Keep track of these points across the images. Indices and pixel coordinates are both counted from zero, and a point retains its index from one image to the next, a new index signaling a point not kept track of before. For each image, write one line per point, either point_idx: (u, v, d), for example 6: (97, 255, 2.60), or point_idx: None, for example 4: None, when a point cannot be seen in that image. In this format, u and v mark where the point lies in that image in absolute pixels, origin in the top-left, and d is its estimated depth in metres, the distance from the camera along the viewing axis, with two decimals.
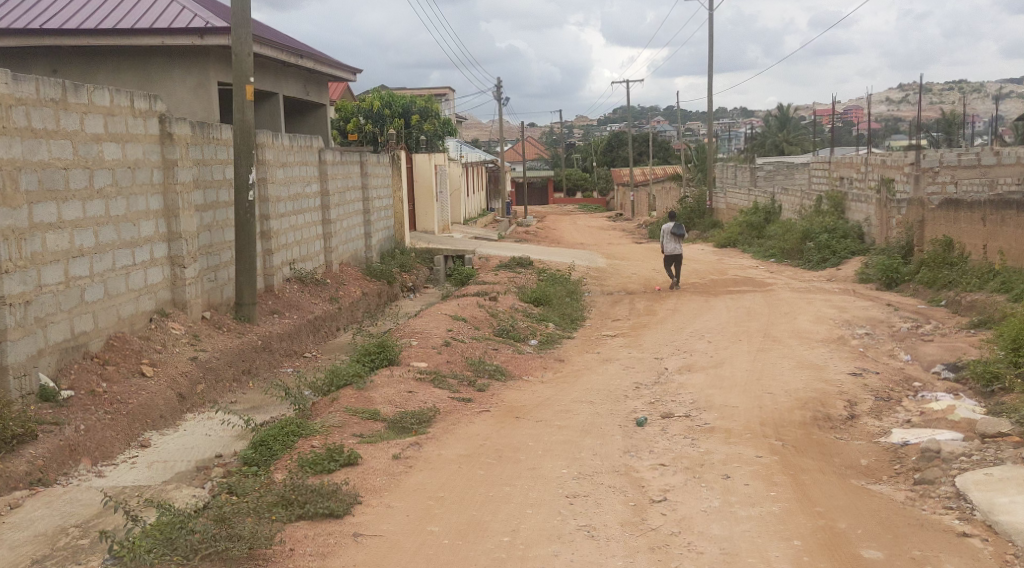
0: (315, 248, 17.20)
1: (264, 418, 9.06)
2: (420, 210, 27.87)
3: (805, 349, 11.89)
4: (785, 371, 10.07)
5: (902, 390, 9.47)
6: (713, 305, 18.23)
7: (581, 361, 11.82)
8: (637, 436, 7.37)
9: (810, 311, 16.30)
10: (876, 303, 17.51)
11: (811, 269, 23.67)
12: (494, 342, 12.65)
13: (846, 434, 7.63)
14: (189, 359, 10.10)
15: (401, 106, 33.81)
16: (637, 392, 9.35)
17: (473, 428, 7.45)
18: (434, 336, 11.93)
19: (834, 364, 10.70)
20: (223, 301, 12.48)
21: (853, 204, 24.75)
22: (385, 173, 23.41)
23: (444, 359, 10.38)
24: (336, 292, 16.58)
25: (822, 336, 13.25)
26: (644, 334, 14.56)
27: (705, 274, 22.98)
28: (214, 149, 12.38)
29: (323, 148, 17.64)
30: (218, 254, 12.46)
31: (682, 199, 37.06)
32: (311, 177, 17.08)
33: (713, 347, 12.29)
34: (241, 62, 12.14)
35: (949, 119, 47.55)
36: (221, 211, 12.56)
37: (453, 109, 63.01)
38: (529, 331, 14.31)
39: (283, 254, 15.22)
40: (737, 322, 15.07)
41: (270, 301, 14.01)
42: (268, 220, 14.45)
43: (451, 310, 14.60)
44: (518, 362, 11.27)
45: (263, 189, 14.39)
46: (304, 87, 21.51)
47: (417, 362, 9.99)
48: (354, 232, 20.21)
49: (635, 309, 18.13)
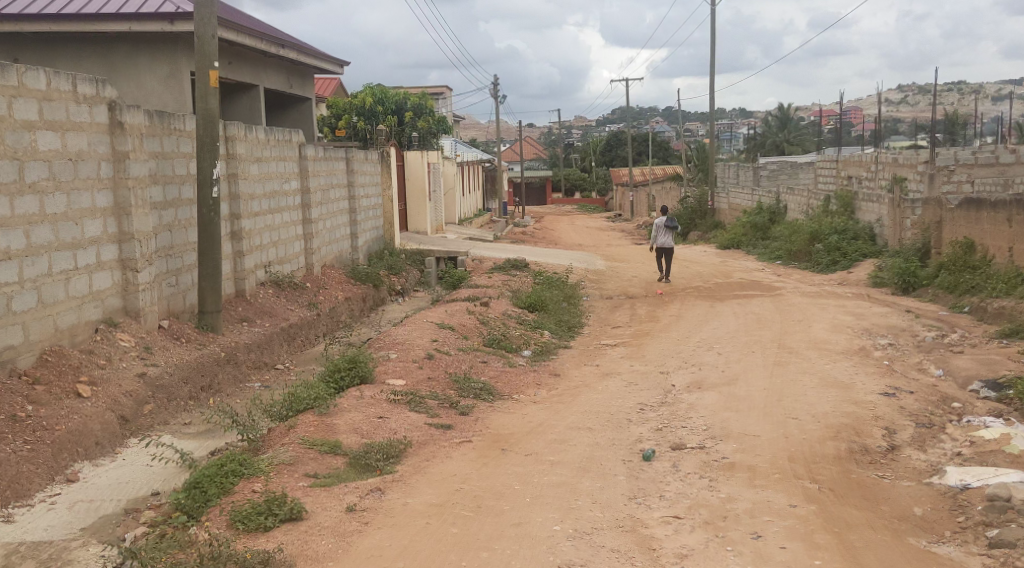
0: (294, 251, 16.07)
1: (207, 450, 7.91)
2: (411, 209, 26.70)
3: (825, 362, 10.77)
4: (808, 391, 8.94)
5: (944, 413, 8.35)
6: (720, 311, 17.08)
7: (579, 376, 10.67)
8: (645, 477, 6.27)
9: (825, 319, 15.15)
10: (893, 310, 16.38)
11: (820, 271, 22.54)
12: (483, 353, 11.54)
13: (890, 471, 6.53)
14: (138, 375, 8.97)
15: (394, 103, 32.79)
16: (642, 416, 8.23)
17: (450, 466, 6.34)
18: (415, 347, 10.81)
19: (862, 381, 9.58)
20: (184, 308, 11.33)
21: (865, 204, 23.61)
22: (373, 169, 22.25)
23: (425, 377, 9.26)
24: (315, 297, 15.44)
25: (842, 347, 12.11)
26: (647, 344, 13.41)
27: (710, 277, 21.84)
28: (175, 141, 11.27)
29: (303, 142, 16.50)
30: (180, 257, 11.33)
31: (683, 199, 35.92)
32: (290, 174, 15.95)
33: (724, 360, 11.15)
34: (205, 44, 11.01)
35: (953, 118, 46.47)
36: (182, 209, 11.43)
37: (449, 109, 61.87)
38: (522, 341, 13.19)
39: (256, 255, 14.08)
40: (746, 330, 13.93)
41: (240, 308, 12.88)
42: (239, 219, 13.32)
43: (437, 317, 13.46)
44: (508, 379, 10.15)
45: (233, 185, 13.25)
46: (286, 79, 20.37)
47: (393, 381, 8.88)
48: (339, 232, 19.07)
49: (637, 315, 17.01)
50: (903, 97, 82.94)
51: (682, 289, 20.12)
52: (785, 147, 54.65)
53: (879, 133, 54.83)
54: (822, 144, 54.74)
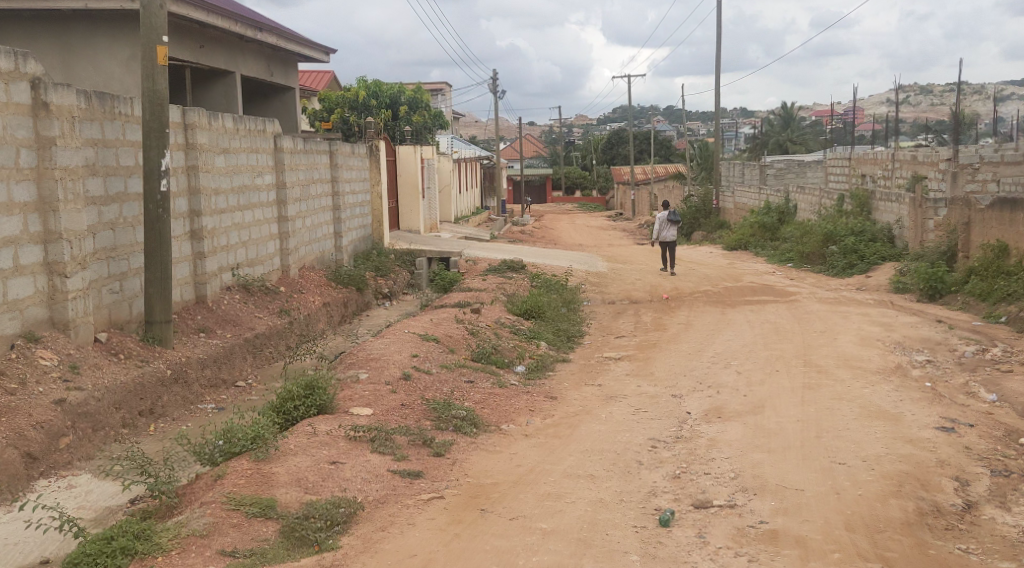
0: (268, 252, 14.66)
1: (118, 506, 6.76)
2: (404, 207, 25.20)
3: (862, 386, 9.34)
4: (852, 425, 7.54)
5: (1018, 453, 6.99)
6: (732, 320, 15.66)
7: (579, 399, 9.27)
8: (663, 557, 5.06)
9: (851, 330, 13.75)
10: (923, 320, 14.96)
11: (835, 275, 21.14)
12: (469, 371, 10.15)
13: (972, 542, 5.25)
14: (56, 401, 7.60)
15: (389, 96, 31.45)
16: (655, 457, 6.83)
17: (409, 544, 5.10)
18: (390, 365, 9.39)
19: (911, 411, 8.17)
20: (130, 318, 9.93)
21: (882, 204, 22.22)
22: (361, 164, 20.88)
23: (399, 405, 7.87)
24: (289, 302, 14.02)
25: (876, 365, 10.69)
26: (655, 358, 12.01)
27: (718, 280, 20.45)
28: (120, 127, 9.89)
29: (278, 133, 15.08)
30: (125, 260, 9.92)
31: (687, 198, 34.48)
32: (263, 167, 14.54)
33: (744, 380, 9.77)
34: (153, 15, 9.58)
35: (962, 119, 45.14)
36: (129, 206, 10.03)
37: (448, 106, 60.45)
38: (516, 355, 11.78)
39: (220, 257, 12.67)
40: (765, 343, 12.55)
41: (198, 317, 11.48)
42: (200, 216, 11.91)
43: (420, 327, 12.06)
44: (496, 404, 8.73)
45: (193, 178, 11.84)
46: (266, 67, 18.96)
47: (359, 410, 7.49)
48: (321, 231, 17.67)
49: (642, 323, 15.61)
50: (909, 93, 81.67)
51: (689, 293, 18.74)
52: (788, 146, 53.35)
53: (885, 131, 53.55)
54: (826, 143, 53.48)
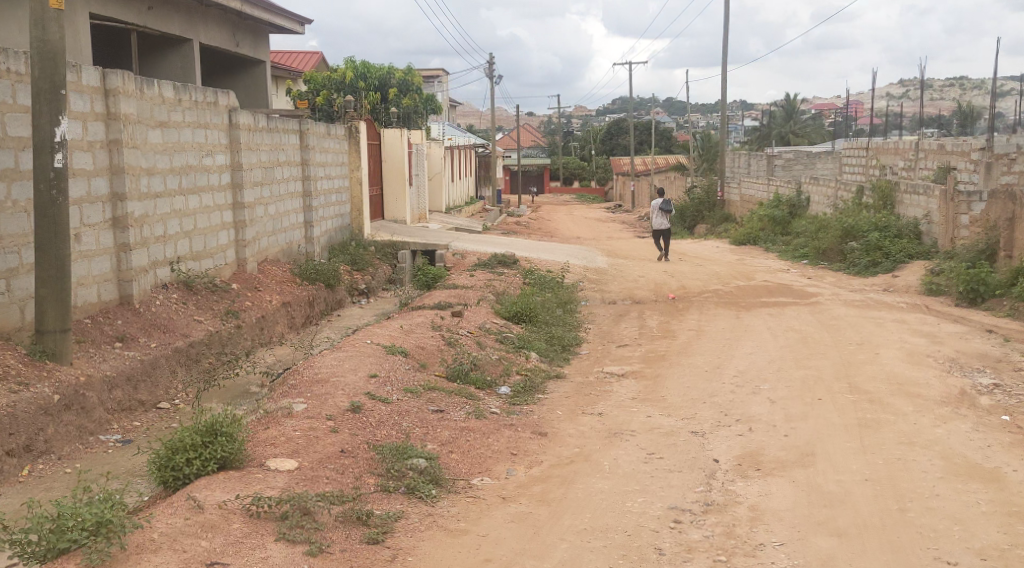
0: (219, 243, 12.67)
1: None
2: (388, 196, 23.17)
3: (933, 423, 7.42)
4: (942, 489, 5.69)
5: None
6: (750, 326, 13.76)
7: (575, 438, 7.34)
8: None
9: (891, 342, 11.82)
10: (971, 330, 13.04)
11: (857, 274, 19.18)
12: (439, 395, 8.24)
13: None
14: None
15: (378, 78, 29.81)
16: (681, 541, 5.07)
17: None
18: (338, 392, 7.47)
19: (1011, 464, 6.27)
20: (18, 325, 7.96)
21: (908, 197, 20.23)
22: (338, 147, 18.92)
23: (335, 454, 5.98)
24: (239, 301, 12.06)
25: (937, 392, 8.74)
26: (666, 376, 10.06)
27: (729, 278, 18.52)
28: (7, 88, 7.92)
29: (234, 108, 13.06)
30: (11, 253, 7.94)
31: (690, 190, 32.50)
32: (213, 145, 12.54)
33: (782, 413, 7.86)
34: None
35: (969, 109, 43.28)
36: (20, 186, 8.08)
37: (443, 93, 58.41)
38: (500, 373, 9.84)
39: (153, 249, 10.69)
40: (794, 358, 10.65)
41: (118, 322, 9.52)
42: (125, 200, 9.91)
43: (387, 335, 10.12)
44: (469, 447, 6.82)
45: (116, 155, 9.85)
46: (231, 37, 16.93)
47: (279, 465, 5.63)
48: (288, 220, 15.69)
49: (647, 329, 13.70)
50: (910, 86, 79.62)
51: (697, 294, 16.79)
52: (791, 139, 51.40)
53: (891, 122, 51.66)
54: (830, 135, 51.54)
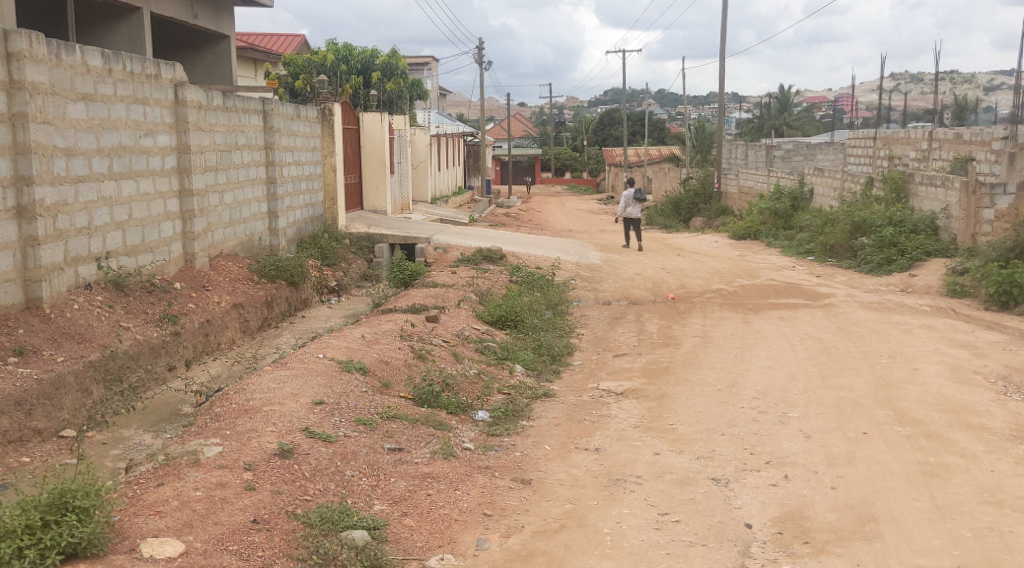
0: (161, 235, 11.03)
1: None
2: (367, 184, 21.50)
3: (1016, 471, 5.93)
4: None
5: None
6: (762, 332, 12.22)
7: (566, 488, 5.80)
8: None
9: (928, 355, 10.27)
10: (1011, 340, 11.52)
11: (869, 272, 17.65)
12: (399, 426, 6.70)
13: None
14: None
15: (360, 61, 28.21)
16: None
17: None
18: (268, 426, 5.95)
19: None
20: None
21: (923, 189, 18.66)
22: (309, 130, 17.28)
23: (245, 526, 4.70)
24: (180, 304, 10.47)
25: (1003, 423, 7.23)
26: (674, 396, 8.53)
27: (732, 276, 17.00)
28: None
29: (180, 82, 11.39)
30: None
31: (687, 181, 30.88)
32: (155, 123, 10.90)
33: (825, 454, 6.33)
34: None
35: (970, 102, 41.70)
36: None
37: (431, 82, 56.64)
38: (478, 394, 8.29)
39: (72, 245, 9.07)
40: (821, 375, 9.14)
41: (20, 331, 7.94)
42: (32, 186, 8.33)
43: (346, 346, 8.57)
44: (432, 505, 5.33)
45: (22, 134, 8.27)
46: (189, 7, 15.29)
47: (156, 549, 4.46)
48: (247, 210, 14.05)
49: (646, 334, 12.18)
50: (904, 79, 78.00)
51: (700, 294, 15.26)
52: (785, 131, 49.74)
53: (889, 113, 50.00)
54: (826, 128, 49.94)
